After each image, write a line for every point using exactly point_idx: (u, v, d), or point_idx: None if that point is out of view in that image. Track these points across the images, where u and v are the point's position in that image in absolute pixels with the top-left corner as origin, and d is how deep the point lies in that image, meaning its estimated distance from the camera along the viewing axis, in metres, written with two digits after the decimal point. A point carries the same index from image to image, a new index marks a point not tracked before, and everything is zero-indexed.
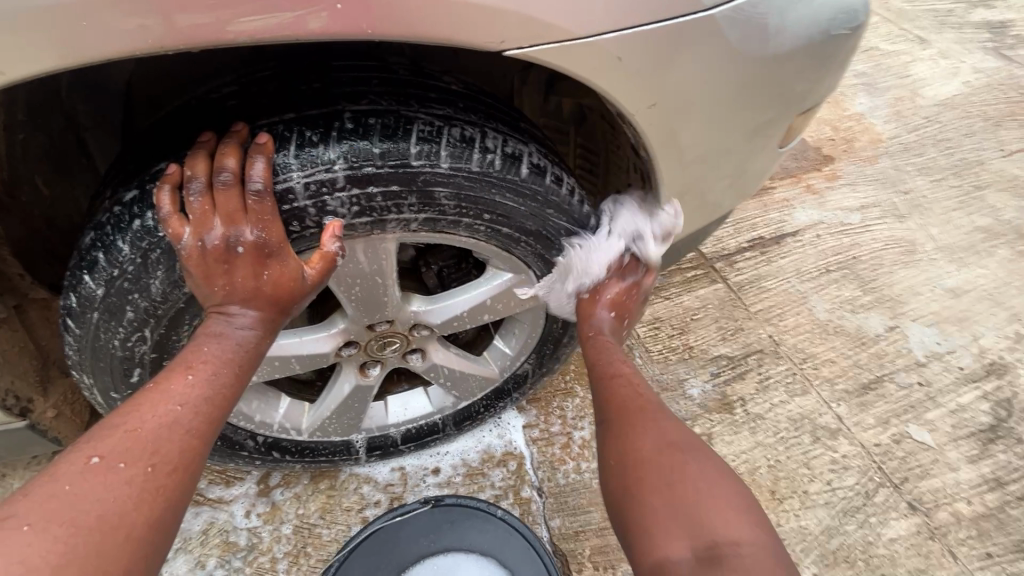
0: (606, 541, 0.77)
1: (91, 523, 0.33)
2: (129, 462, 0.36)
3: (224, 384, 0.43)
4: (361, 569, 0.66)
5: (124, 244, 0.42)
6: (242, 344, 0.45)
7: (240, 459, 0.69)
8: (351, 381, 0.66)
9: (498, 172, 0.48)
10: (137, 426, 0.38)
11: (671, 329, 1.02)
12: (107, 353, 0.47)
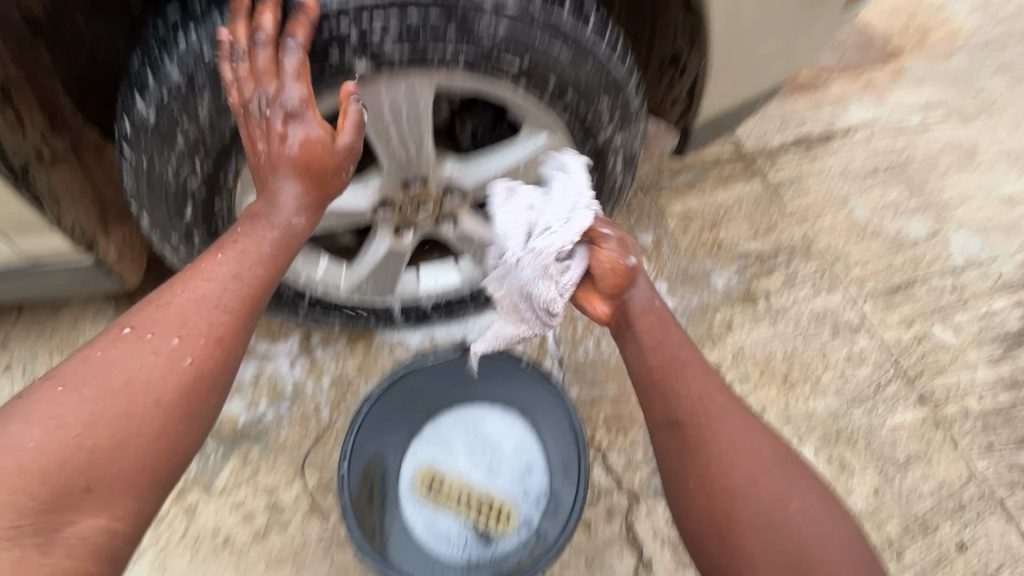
0: (620, 409, 0.82)
1: (120, 385, 0.39)
2: (155, 332, 0.41)
3: (253, 263, 0.45)
4: (398, 408, 0.74)
5: (171, 65, 0.44)
6: (278, 221, 0.47)
7: (285, 314, 0.74)
8: (386, 244, 0.68)
9: (538, 5, 0.48)
10: (170, 300, 0.43)
11: (702, 223, 1.01)
12: (161, 183, 0.50)
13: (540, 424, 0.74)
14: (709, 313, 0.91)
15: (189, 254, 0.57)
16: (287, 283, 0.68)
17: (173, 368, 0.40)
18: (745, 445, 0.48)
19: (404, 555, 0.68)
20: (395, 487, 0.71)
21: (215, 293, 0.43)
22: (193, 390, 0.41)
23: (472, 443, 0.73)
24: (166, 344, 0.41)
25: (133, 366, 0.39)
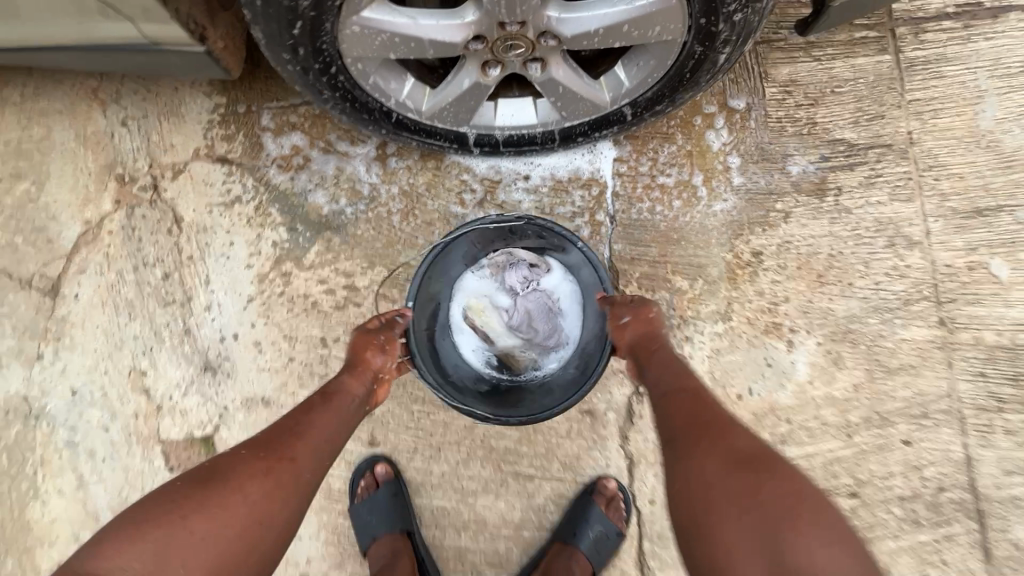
0: (654, 271, 0.90)
1: (202, 483, 0.56)
2: (246, 451, 0.60)
3: (322, 442, 0.63)
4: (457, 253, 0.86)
5: None
6: (348, 412, 0.68)
7: (367, 126, 0.77)
8: (472, 78, 0.68)
9: None
10: (260, 435, 0.62)
11: (802, 98, 0.93)
12: (275, 1, 0.52)
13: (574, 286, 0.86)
14: (771, 199, 0.91)
15: (294, 69, 0.62)
16: (374, 101, 0.70)
17: (255, 485, 0.56)
18: (716, 452, 0.56)
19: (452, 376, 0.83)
20: (447, 318, 0.87)
21: (298, 446, 0.61)
22: (277, 495, 0.57)
23: (519, 282, 0.87)
24: (248, 469, 0.57)
25: (230, 477, 0.56)
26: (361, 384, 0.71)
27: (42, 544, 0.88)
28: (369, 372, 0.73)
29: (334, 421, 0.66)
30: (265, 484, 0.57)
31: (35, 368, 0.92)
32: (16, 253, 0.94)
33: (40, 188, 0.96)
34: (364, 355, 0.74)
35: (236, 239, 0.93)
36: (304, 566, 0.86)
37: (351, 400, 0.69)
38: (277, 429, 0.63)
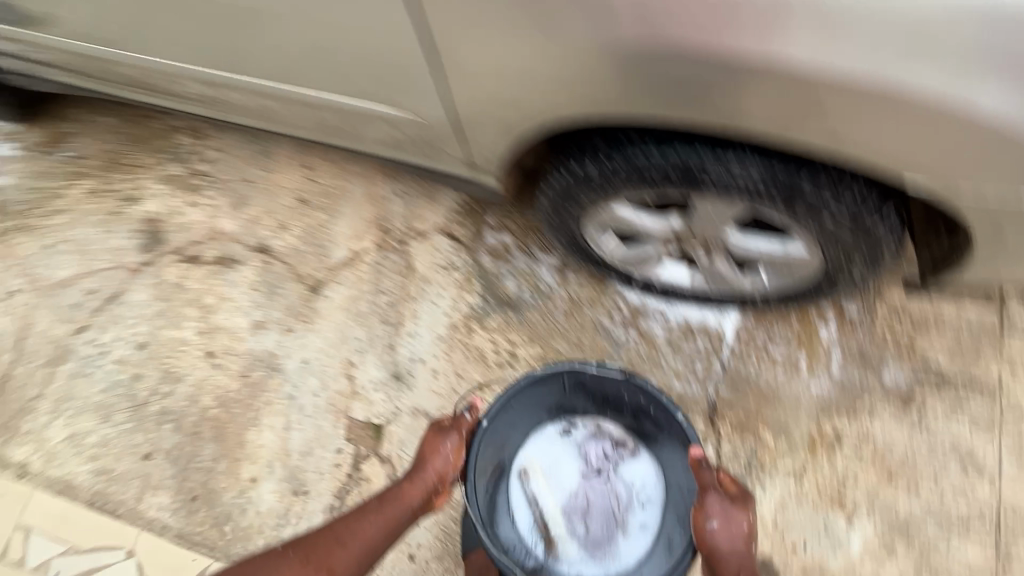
0: (747, 420, 1.11)
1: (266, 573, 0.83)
2: (297, 551, 0.86)
3: (360, 548, 0.88)
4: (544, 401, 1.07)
5: (604, 167, 0.81)
6: (393, 522, 0.92)
7: (569, 250, 1.11)
8: (655, 247, 0.99)
9: (844, 209, 0.74)
10: (317, 535, 0.89)
11: (909, 323, 1.12)
12: (563, 195, 0.89)
13: (653, 465, 1.08)
14: (862, 395, 1.10)
15: (550, 218, 0.99)
16: (584, 241, 1.04)
17: None
18: None
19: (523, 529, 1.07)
20: (520, 466, 1.09)
21: (337, 556, 0.86)
22: None
23: (599, 458, 1.10)
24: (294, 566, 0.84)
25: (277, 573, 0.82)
26: (416, 495, 0.95)
27: (247, 460, 1.23)
28: (429, 480, 0.97)
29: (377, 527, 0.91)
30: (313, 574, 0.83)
31: (287, 337, 1.31)
32: (301, 257, 1.37)
33: (331, 220, 1.40)
34: (432, 451, 0.99)
35: (444, 294, 1.29)
36: (414, 549, 1.12)
37: (403, 508, 0.94)
38: (326, 534, 0.89)
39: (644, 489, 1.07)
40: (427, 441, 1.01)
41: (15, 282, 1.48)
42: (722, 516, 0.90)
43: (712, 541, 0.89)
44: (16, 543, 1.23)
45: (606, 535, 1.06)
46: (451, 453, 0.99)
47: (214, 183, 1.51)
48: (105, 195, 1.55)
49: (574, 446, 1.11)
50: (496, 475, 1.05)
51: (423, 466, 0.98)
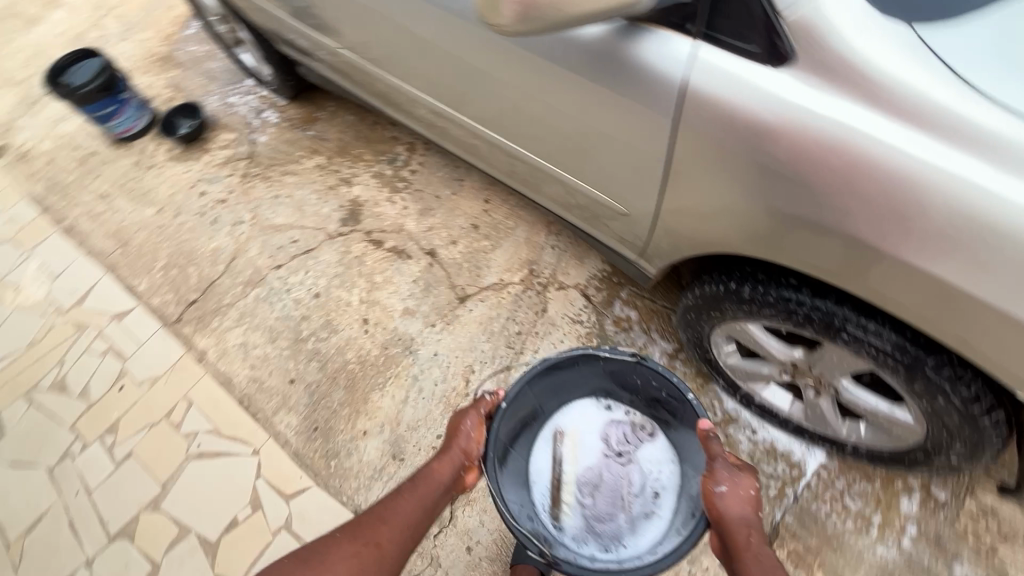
0: (805, 556, 1.17)
1: (322, 559, 0.88)
2: (348, 538, 0.91)
3: (408, 520, 0.95)
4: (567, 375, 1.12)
5: (745, 296, 0.95)
6: (430, 497, 0.98)
7: (689, 345, 1.27)
8: (769, 369, 1.12)
9: (958, 402, 0.82)
10: (363, 521, 0.94)
11: (995, 529, 1.14)
12: (705, 301, 1.06)
13: (669, 450, 1.11)
14: None
15: (685, 314, 1.17)
16: (706, 343, 1.20)
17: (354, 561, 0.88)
18: None
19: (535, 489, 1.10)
20: (545, 420, 1.14)
21: (383, 533, 0.92)
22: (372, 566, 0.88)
23: (620, 439, 1.13)
24: (350, 548, 0.90)
25: (333, 556, 0.88)
26: (448, 470, 1.02)
27: (364, 415, 1.47)
28: (459, 456, 1.04)
29: (414, 506, 0.97)
30: (371, 557, 0.89)
31: (427, 330, 1.57)
32: (459, 270, 1.65)
33: (491, 249, 1.67)
34: (456, 432, 1.06)
35: (564, 340, 1.49)
36: (473, 543, 1.27)
37: (433, 486, 1.00)
38: (367, 518, 0.95)
39: (656, 477, 1.10)
40: (453, 423, 1.08)
41: (244, 215, 1.90)
42: (732, 482, 0.89)
43: (725, 508, 0.88)
44: (179, 410, 1.54)
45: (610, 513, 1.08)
46: (471, 432, 1.05)
47: (410, 189, 1.85)
48: (328, 173, 1.94)
49: (602, 419, 1.15)
50: (525, 422, 1.11)
51: (450, 449, 1.04)
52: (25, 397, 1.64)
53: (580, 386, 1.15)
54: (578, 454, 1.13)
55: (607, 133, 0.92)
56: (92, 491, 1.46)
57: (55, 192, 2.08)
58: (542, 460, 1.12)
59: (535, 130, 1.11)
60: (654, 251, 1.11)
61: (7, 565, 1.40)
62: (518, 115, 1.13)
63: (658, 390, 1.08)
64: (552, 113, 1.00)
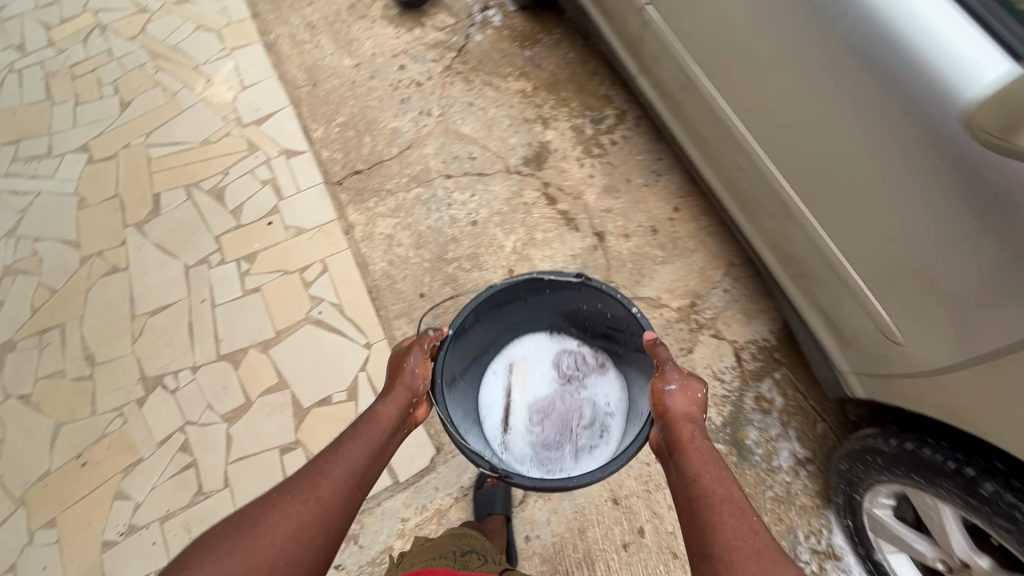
0: None
1: (262, 520, 0.81)
2: (288, 496, 0.85)
3: (359, 460, 0.93)
4: (524, 293, 1.22)
5: (982, 496, 0.86)
6: (385, 433, 0.99)
7: (834, 470, 1.16)
8: (922, 548, 1.02)
9: None
10: (306, 482, 0.88)
11: None
12: (911, 463, 0.96)
13: (617, 380, 1.29)
14: None
15: (862, 449, 1.06)
16: (863, 483, 1.08)
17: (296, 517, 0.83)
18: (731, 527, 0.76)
19: (492, 414, 1.28)
20: (497, 349, 1.32)
21: (324, 486, 0.88)
22: (314, 528, 0.83)
23: (568, 366, 1.32)
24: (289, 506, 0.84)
25: (274, 516, 0.82)
26: (398, 401, 1.03)
27: None
28: (409, 389, 1.06)
29: (357, 449, 0.93)
30: (312, 510, 0.84)
31: None
32: (620, 266, 1.55)
33: (662, 261, 1.56)
34: (407, 361, 1.08)
35: None
36: (532, 535, 1.27)
37: (381, 427, 1.00)
38: (313, 467, 0.91)
39: (605, 402, 1.27)
40: (397, 360, 1.09)
41: (434, 109, 1.83)
42: (681, 381, 0.99)
43: (671, 404, 0.96)
44: (313, 271, 1.56)
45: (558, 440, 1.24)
46: (419, 369, 1.08)
47: (604, 159, 1.72)
48: (529, 102, 1.83)
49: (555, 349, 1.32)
50: (480, 351, 1.27)
51: (394, 385, 1.05)
52: (185, 190, 1.70)
53: (533, 321, 1.32)
54: (525, 380, 1.32)
55: (963, 266, 0.87)
56: (216, 306, 1.52)
57: (269, 2, 2.05)
58: (497, 391, 1.30)
59: (830, 184, 1.08)
60: (875, 364, 1.11)
61: (127, 335, 1.49)
62: (831, 180, 1.08)
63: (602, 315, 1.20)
64: (886, 208, 0.98)
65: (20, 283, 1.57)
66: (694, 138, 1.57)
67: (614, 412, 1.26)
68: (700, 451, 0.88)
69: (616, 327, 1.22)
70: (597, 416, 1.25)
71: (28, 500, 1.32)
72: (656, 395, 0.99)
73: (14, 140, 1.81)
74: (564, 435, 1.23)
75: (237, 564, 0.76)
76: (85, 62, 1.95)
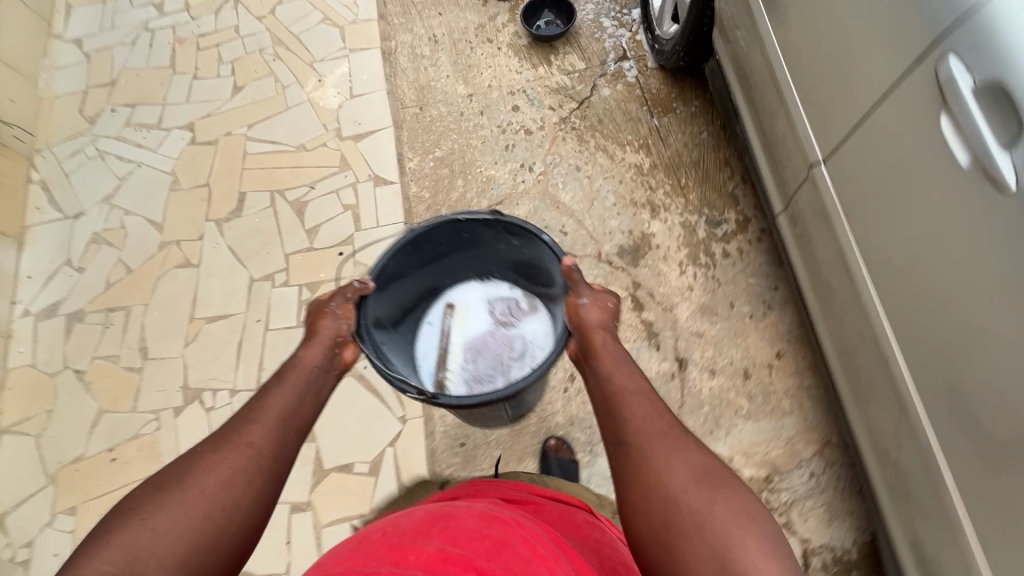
0: None
1: (205, 480, 0.89)
2: (217, 445, 0.95)
3: (289, 402, 1.07)
4: (437, 240, 1.41)
5: None
6: (311, 375, 1.15)
7: None
8: None
9: None
10: (237, 428, 1.01)
11: None
12: None
13: (546, 320, 1.52)
14: None
15: None
16: None
17: (231, 466, 0.91)
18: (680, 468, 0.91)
19: (429, 358, 1.52)
20: (434, 296, 1.57)
21: (258, 436, 0.97)
22: (244, 480, 0.91)
23: (496, 308, 1.55)
24: (219, 454, 0.93)
25: (202, 470, 0.90)
26: (318, 351, 1.20)
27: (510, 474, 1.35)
28: (335, 334, 1.24)
29: (290, 395, 1.08)
30: (247, 457, 0.94)
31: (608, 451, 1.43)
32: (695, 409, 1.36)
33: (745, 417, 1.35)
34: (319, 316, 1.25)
35: None
36: None
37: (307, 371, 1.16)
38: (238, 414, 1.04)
39: (533, 335, 1.51)
40: (320, 306, 1.28)
41: (537, 164, 1.67)
42: (590, 298, 1.24)
43: (585, 317, 1.21)
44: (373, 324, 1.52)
45: (488, 372, 1.49)
46: (340, 311, 1.26)
47: (710, 270, 1.51)
48: (641, 181, 1.63)
49: (483, 296, 1.57)
50: (423, 295, 1.54)
51: (319, 333, 1.22)
52: (270, 195, 1.66)
53: (461, 269, 1.56)
54: (457, 324, 1.56)
55: None
56: (268, 329, 1.49)
57: (399, 4, 1.96)
58: (433, 338, 1.55)
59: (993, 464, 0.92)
60: None
61: (181, 336, 1.49)
62: (999, 460, 0.91)
63: (510, 242, 1.41)
64: None
65: (103, 254, 1.61)
66: (816, 285, 1.36)
67: (541, 341, 1.49)
68: (614, 359, 1.14)
69: (538, 268, 1.43)
70: (526, 347, 1.49)
71: (58, 479, 1.36)
72: (571, 309, 1.24)
73: (132, 102, 1.85)
74: (497, 366, 1.47)
75: (167, 516, 0.83)
76: (212, 34, 1.95)
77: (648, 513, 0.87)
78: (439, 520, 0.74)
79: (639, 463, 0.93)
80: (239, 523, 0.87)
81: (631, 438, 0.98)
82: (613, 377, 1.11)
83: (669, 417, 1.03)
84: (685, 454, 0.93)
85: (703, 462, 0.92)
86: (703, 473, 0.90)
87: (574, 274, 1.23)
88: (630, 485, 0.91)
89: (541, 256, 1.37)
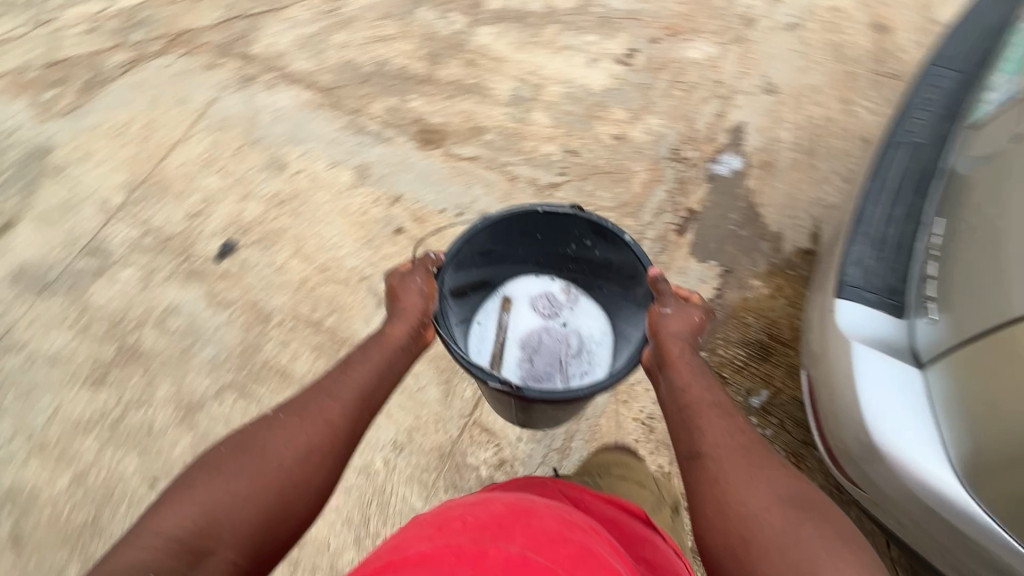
0: None
1: (306, 453, 0.94)
2: (297, 417, 0.98)
3: (367, 390, 1.07)
4: (535, 222, 1.25)
5: None
6: (386, 363, 1.11)
7: None
8: None
9: None
10: (331, 404, 1.01)
11: None
12: None
13: (599, 313, 1.41)
14: None
15: None
16: None
17: (325, 440, 0.96)
18: (760, 484, 0.87)
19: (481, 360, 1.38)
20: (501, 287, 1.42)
21: (331, 408, 1.00)
22: (317, 452, 0.95)
23: (564, 297, 1.42)
24: (300, 426, 0.97)
25: (278, 438, 0.94)
26: (398, 334, 1.14)
27: None
28: (409, 329, 1.15)
29: (365, 374, 1.08)
30: (321, 432, 0.97)
31: None
32: None
33: None
34: (395, 304, 1.18)
35: None
36: None
37: (386, 350, 1.13)
38: (311, 392, 1.04)
39: (590, 332, 1.40)
40: (400, 283, 1.19)
41: None
42: (677, 309, 1.13)
43: (662, 324, 1.13)
44: None
45: (545, 373, 1.35)
46: (425, 288, 1.19)
47: None
48: None
49: (547, 286, 1.43)
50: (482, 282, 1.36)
51: (403, 310, 1.16)
52: None
53: (520, 260, 1.38)
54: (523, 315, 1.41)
55: None
56: None
57: None
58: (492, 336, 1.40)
59: None
60: None
61: None
62: None
63: (569, 244, 1.32)
64: None
65: None
66: None
67: (601, 339, 1.38)
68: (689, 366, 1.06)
69: (599, 262, 1.31)
70: (584, 347, 1.38)
71: None
72: (651, 317, 1.15)
73: None
74: (554, 365, 1.36)
75: (246, 484, 0.88)
76: None
77: (725, 532, 0.84)
78: (517, 513, 0.79)
79: (713, 478, 0.90)
80: (314, 498, 0.93)
81: (709, 454, 0.93)
82: (689, 390, 1.04)
83: (747, 433, 0.96)
84: (766, 475, 0.88)
85: (799, 485, 0.88)
86: (789, 496, 0.86)
87: (660, 283, 1.16)
88: (705, 498, 0.88)
89: (626, 259, 1.23)
